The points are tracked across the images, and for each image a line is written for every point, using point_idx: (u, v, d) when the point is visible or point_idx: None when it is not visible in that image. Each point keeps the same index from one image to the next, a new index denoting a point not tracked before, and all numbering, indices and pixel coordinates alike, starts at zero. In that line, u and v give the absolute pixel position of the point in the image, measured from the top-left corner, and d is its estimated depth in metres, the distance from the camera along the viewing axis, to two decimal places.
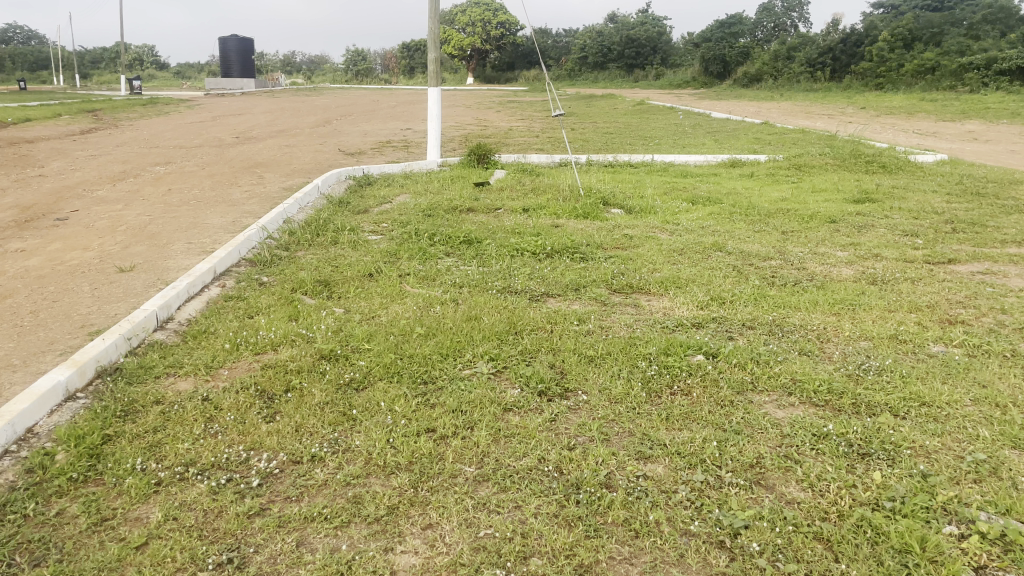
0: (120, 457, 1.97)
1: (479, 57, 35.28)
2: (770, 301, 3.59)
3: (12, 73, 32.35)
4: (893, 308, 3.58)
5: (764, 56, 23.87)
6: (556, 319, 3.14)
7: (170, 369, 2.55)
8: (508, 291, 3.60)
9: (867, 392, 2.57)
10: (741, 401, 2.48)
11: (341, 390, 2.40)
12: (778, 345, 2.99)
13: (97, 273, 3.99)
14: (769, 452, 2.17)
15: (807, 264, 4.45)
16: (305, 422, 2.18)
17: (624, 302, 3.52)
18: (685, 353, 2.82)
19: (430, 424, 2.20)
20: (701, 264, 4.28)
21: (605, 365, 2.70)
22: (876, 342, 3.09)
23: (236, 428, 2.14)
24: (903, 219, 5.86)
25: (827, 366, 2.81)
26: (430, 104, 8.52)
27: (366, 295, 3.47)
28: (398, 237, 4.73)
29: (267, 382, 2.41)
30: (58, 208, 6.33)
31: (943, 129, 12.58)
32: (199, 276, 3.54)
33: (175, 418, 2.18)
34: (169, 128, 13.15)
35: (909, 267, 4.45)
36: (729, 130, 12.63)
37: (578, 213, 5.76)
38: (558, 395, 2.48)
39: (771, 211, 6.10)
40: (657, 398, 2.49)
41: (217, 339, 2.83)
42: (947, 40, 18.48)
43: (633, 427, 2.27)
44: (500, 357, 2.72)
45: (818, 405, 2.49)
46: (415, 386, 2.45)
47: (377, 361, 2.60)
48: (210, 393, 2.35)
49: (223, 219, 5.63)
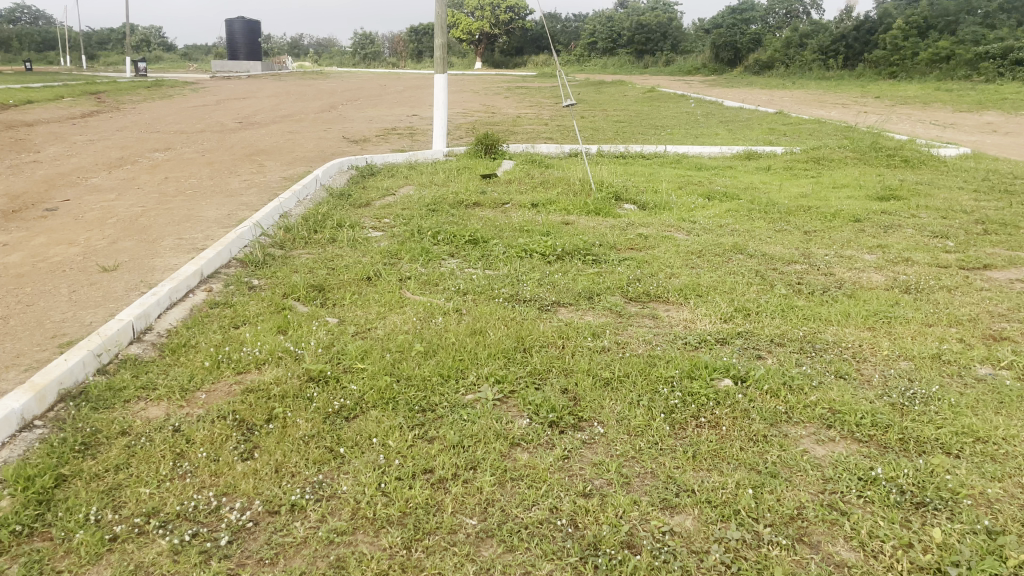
0: (72, 505, 1.73)
1: (489, 41, 34.85)
2: (799, 312, 3.32)
3: (17, 54, 31.99)
4: (932, 323, 3.31)
5: (776, 43, 23.44)
6: (569, 334, 2.89)
7: (142, 393, 2.30)
8: (516, 300, 3.34)
9: (914, 426, 2.30)
10: (775, 435, 2.22)
11: (329, 420, 2.15)
12: (812, 367, 2.73)
13: (78, 272, 3.74)
14: (811, 501, 1.91)
15: (835, 269, 4.18)
16: (286, 460, 1.93)
17: (641, 312, 3.26)
18: (711, 377, 2.56)
19: (428, 463, 1.95)
20: (722, 269, 4.02)
21: (623, 391, 2.44)
22: (918, 363, 2.82)
23: (207, 466, 1.89)
24: (931, 219, 5.58)
25: (866, 392, 2.54)
26: (436, 92, 8.21)
27: (363, 303, 3.21)
28: (399, 236, 4.47)
29: (246, 409, 2.16)
30: (49, 197, 6.09)
31: (962, 120, 12.24)
32: (184, 280, 3.28)
33: (140, 455, 1.93)
34: (171, 112, 12.89)
35: (943, 273, 4.18)
36: (743, 119, 12.30)
37: (589, 209, 5.49)
38: (572, 426, 2.23)
39: (791, 208, 5.81)
40: (681, 432, 2.23)
41: (197, 355, 2.58)
42: (964, 26, 18.03)
43: (655, 468, 2.02)
44: (507, 379, 2.47)
45: (861, 441, 2.24)
46: (412, 415, 2.20)
47: (371, 385, 2.34)
48: (182, 422, 2.10)
49: (218, 212, 5.37)
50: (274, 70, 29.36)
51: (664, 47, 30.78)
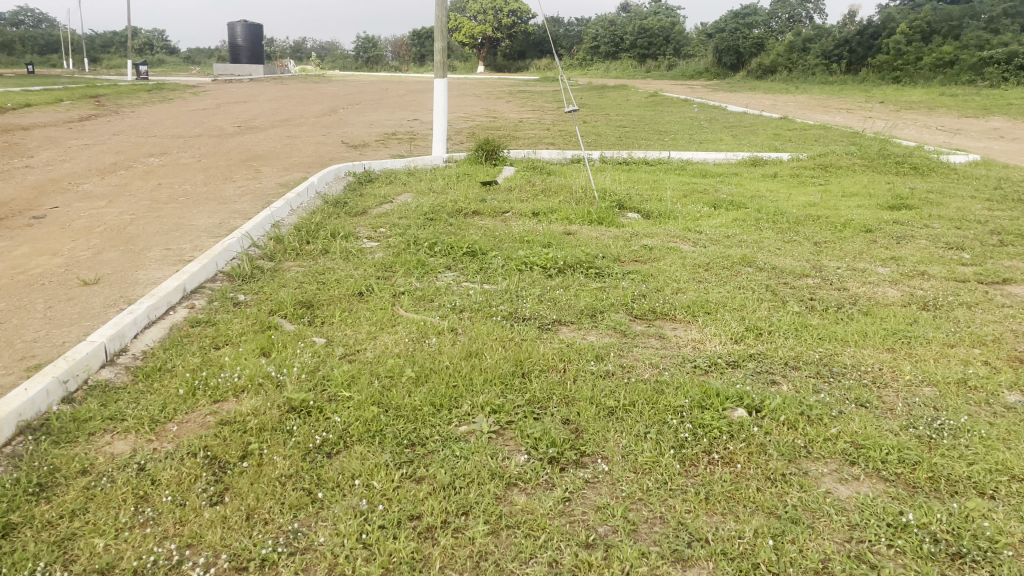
0: (17, 559, 1.56)
1: (490, 44, 34.73)
2: (813, 331, 3.15)
3: (20, 58, 31.92)
4: (953, 343, 3.14)
5: (778, 47, 23.29)
6: (571, 356, 2.71)
7: (108, 425, 2.13)
8: (515, 318, 3.16)
9: (944, 462, 2.13)
10: (795, 474, 2.04)
11: (309, 457, 1.98)
12: (830, 394, 2.55)
13: (57, 285, 3.57)
14: (837, 552, 1.74)
15: (848, 284, 4.00)
16: (259, 505, 1.77)
17: (647, 331, 3.09)
18: (723, 407, 2.38)
19: (415, 508, 1.78)
20: (730, 283, 3.86)
21: (629, 422, 2.26)
22: (942, 389, 2.64)
23: (172, 513, 1.73)
24: (944, 230, 5.39)
25: (890, 422, 2.36)
26: (437, 96, 8.03)
27: (353, 321, 3.04)
28: (395, 247, 4.30)
29: (219, 444, 1.99)
30: (38, 204, 5.93)
31: (970, 125, 12.05)
32: (164, 297, 3.11)
33: (99, 499, 1.77)
34: (170, 116, 12.74)
35: (962, 288, 4.00)
36: (748, 124, 12.13)
37: (591, 218, 5.33)
38: (573, 462, 2.05)
39: (801, 217, 5.65)
40: (692, 469, 2.06)
41: (172, 380, 2.41)
42: (968, 31, 17.82)
43: (664, 513, 1.85)
44: (503, 410, 2.29)
45: (888, 481, 2.06)
46: (399, 451, 2.03)
47: (356, 416, 2.17)
48: (149, 459, 1.94)
49: (210, 221, 5.20)
50: (276, 73, 29.24)
51: (667, 50, 30.55)
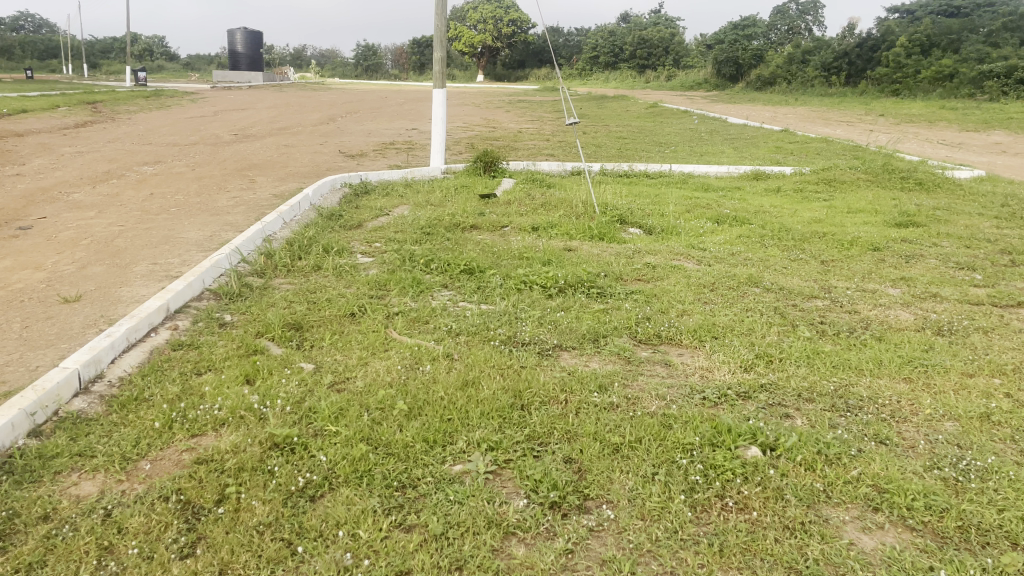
0: None
1: (489, 54, 34.64)
2: (826, 359, 3.00)
3: (19, 62, 31.77)
4: (972, 372, 2.99)
5: (777, 59, 23.23)
6: (573, 387, 2.56)
7: (76, 462, 1.98)
8: (514, 343, 3.02)
9: (973, 508, 1.97)
10: (815, 523, 1.90)
11: (291, 502, 1.83)
12: (848, 430, 2.40)
13: (36, 303, 3.41)
14: None
15: (859, 306, 3.86)
16: (234, 559, 1.62)
17: (652, 358, 2.95)
18: (736, 445, 2.23)
19: (405, 563, 1.64)
20: (737, 305, 3.72)
21: (635, 461, 2.12)
22: (965, 425, 2.49)
23: (138, 568, 1.59)
24: (954, 249, 5.25)
25: (913, 463, 2.21)
26: (435, 107, 7.90)
27: (343, 345, 2.89)
28: (389, 263, 4.15)
29: (193, 487, 1.84)
30: (26, 213, 5.79)
31: (971, 140, 11.94)
32: (146, 318, 2.95)
33: (59, 550, 1.62)
34: (166, 123, 12.58)
35: (976, 312, 3.86)
36: (749, 137, 12.02)
37: (591, 234, 5.19)
38: (576, 508, 1.91)
39: (806, 234, 5.51)
40: (703, 516, 1.92)
41: (149, 411, 2.26)
42: (967, 45, 17.76)
43: (675, 567, 1.70)
44: (501, 447, 2.15)
45: (914, 530, 1.91)
46: (389, 495, 1.88)
47: (344, 454, 2.02)
48: (116, 504, 1.79)
49: (199, 234, 5.04)
50: (275, 80, 29.14)
51: (666, 61, 30.50)
